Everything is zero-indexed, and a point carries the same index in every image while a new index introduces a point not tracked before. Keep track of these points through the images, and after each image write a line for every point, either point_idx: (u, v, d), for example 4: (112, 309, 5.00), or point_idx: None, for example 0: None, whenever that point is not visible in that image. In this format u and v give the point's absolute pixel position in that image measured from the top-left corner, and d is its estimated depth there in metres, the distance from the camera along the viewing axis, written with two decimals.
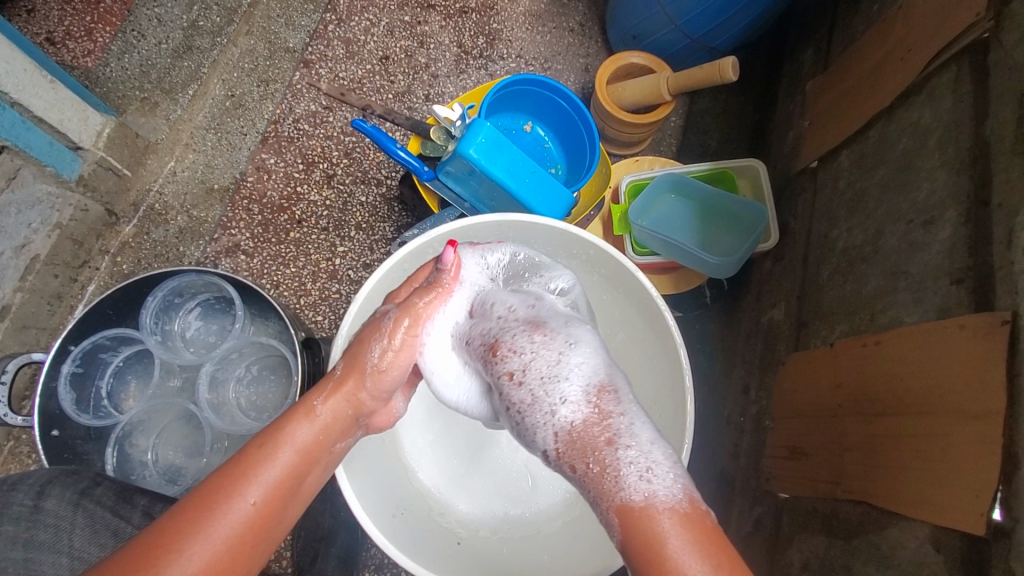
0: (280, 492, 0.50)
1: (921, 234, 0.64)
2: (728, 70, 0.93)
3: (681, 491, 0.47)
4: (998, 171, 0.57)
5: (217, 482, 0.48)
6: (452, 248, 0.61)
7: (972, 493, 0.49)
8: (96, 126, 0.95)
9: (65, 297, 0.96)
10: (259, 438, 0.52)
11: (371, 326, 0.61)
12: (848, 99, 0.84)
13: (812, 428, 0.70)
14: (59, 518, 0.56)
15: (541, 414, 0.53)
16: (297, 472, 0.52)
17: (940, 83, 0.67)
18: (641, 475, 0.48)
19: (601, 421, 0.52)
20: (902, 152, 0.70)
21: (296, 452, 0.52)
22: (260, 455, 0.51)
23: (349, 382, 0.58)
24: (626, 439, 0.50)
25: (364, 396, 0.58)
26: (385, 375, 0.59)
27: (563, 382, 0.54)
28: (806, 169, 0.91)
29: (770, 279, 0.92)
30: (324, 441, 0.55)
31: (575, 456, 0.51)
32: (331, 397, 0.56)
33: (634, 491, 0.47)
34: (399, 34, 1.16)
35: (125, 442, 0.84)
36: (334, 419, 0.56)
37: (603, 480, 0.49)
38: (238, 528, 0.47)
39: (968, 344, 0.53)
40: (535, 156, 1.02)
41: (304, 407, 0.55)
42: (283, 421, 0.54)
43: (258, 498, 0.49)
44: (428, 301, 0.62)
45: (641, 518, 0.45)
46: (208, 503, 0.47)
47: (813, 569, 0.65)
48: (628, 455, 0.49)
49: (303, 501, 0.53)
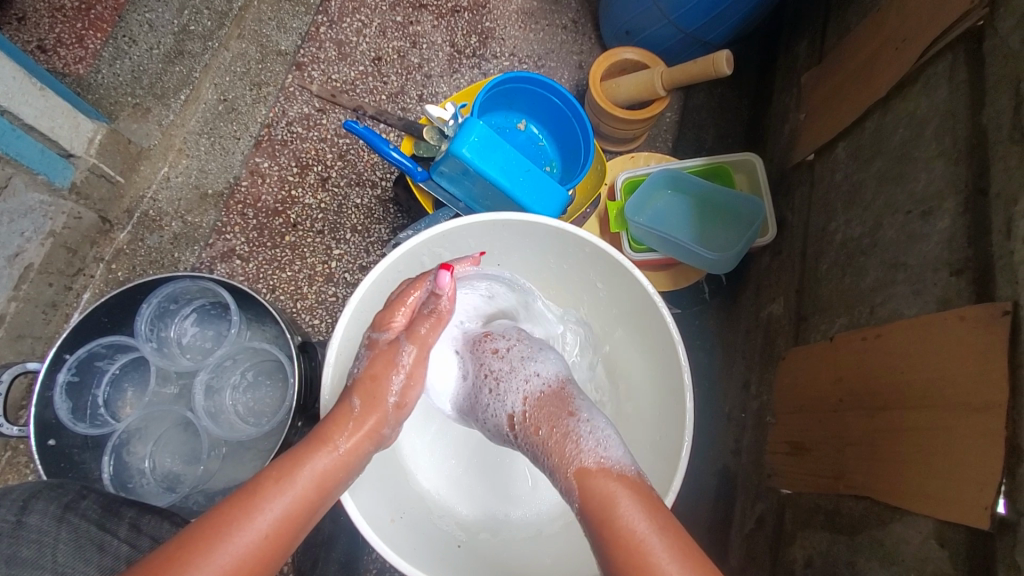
0: (291, 526, 0.50)
1: (919, 225, 0.64)
2: (721, 63, 0.91)
3: (630, 466, 0.54)
4: (996, 160, 0.56)
5: (230, 512, 0.48)
6: (447, 274, 0.59)
7: (976, 487, 0.49)
8: (87, 133, 0.95)
9: (61, 306, 0.96)
10: (277, 466, 0.52)
11: (381, 357, 0.60)
12: (843, 90, 0.83)
13: (814, 423, 0.69)
14: (42, 533, 0.56)
15: (515, 382, 0.64)
16: (312, 505, 0.52)
17: (936, 72, 0.66)
18: (598, 444, 0.56)
19: (564, 400, 0.61)
20: (899, 143, 0.70)
21: (314, 486, 0.52)
22: (277, 488, 0.51)
23: (370, 420, 0.57)
24: (585, 415, 0.59)
25: (386, 431, 0.59)
26: (403, 407, 0.61)
27: (539, 367, 0.65)
28: (803, 162, 0.90)
29: (768, 274, 0.91)
30: (341, 476, 0.55)
31: (539, 423, 0.60)
32: (354, 436, 0.56)
33: (587, 457, 0.55)
34: (391, 34, 1.15)
35: (122, 450, 0.83)
36: (354, 455, 0.56)
37: (561, 443, 0.57)
38: (248, 560, 0.48)
39: (968, 336, 0.53)
40: (529, 153, 1.01)
41: (326, 441, 0.55)
42: (303, 451, 0.54)
43: (270, 529, 0.49)
44: (430, 329, 0.61)
45: (594, 477, 0.52)
46: (219, 532, 0.47)
47: (817, 565, 0.65)
48: (584, 426, 0.58)
49: (311, 530, 0.53)
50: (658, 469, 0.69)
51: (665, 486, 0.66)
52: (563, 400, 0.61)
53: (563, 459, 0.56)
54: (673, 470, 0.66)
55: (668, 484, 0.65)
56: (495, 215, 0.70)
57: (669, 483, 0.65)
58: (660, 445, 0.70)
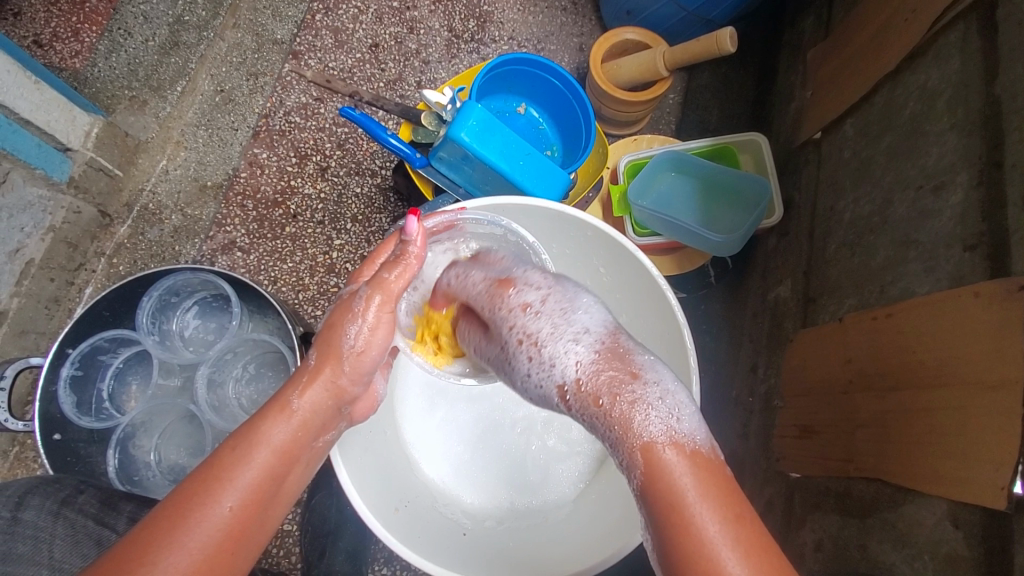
0: (257, 495, 0.50)
1: (931, 201, 0.62)
2: (726, 41, 0.90)
3: (705, 441, 0.47)
4: (1011, 131, 0.54)
5: (193, 488, 0.48)
6: (414, 217, 0.57)
7: (992, 467, 0.47)
8: (84, 126, 0.94)
9: (63, 301, 0.96)
10: (234, 437, 0.52)
11: (343, 305, 0.58)
12: (851, 65, 0.81)
13: (823, 406, 0.68)
14: (38, 529, 0.57)
15: (563, 344, 0.51)
16: (274, 473, 0.51)
17: (948, 42, 0.64)
18: (670, 414, 0.47)
19: (622, 356, 0.50)
20: (909, 117, 0.68)
21: (273, 452, 0.52)
22: (234, 456, 0.50)
23: (326, 369, 0.56)
24: (650, 375, 0.49)
25: (344, 382, 0.56)
26: (364, 356, 0.57)
27: (582, 315, 0.52)
28: (810, 141, 0.88)
29: (776, 256, 0.89)
30: (303, 438, 0.54)
31: (597, 389, 0.49)
32: (307, 390, 0.55)
33: (659, 432, 0.46)
34: (388, 20, 1.13)
35: (128, 443, 0.83)
36: (312, 414, 0.55)
37: (629, 413, 0.47)
38: (216, 534, 0.47)
39: (983, 313, 0.51)
40: (530, 138, 1.00)
41: (279, 404, 0.54)
42: (258, 419, 0.53)
43: (234, 503, 0.49)
44: (396, 276, 0.57)
45: (666, 461, 0.44)
46: (183, 510, 0.47)
47: (827, 549, 0.64)
48: (653, 391, 0.48)
49: (284, 501, 0.53)
50: None
51: None
52: (620, 355, 0.50)
53: (627, 433, 0.47)
54: None
55: None
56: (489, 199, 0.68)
57: None
58: None
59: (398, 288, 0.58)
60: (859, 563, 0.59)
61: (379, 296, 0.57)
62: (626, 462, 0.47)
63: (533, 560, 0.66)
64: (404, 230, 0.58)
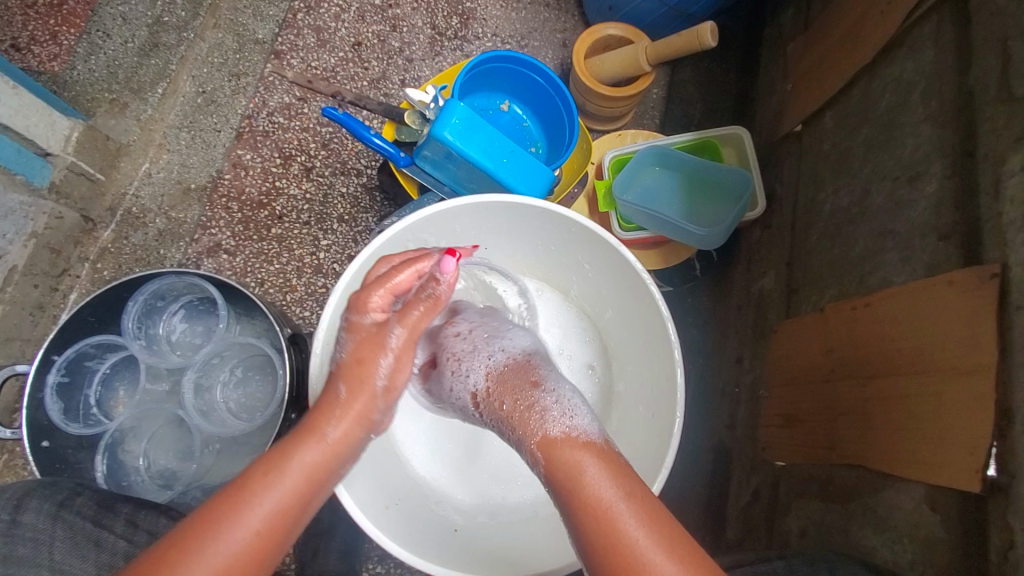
0: (283, 521, 0.50)
1: (907, 191, 0.63)
2: (707, 36, 0.91)
3: (598, 432, 0.55)
4: (983, 122, 0.56)
5: (221, 508, 0.48)
6: (453, 258, 0.58)
7: (967, 451, 0.49)
8: (64, 131, 0.93)
9: (48, 308, 0.95)
10: (266, 457, 0.52)
11: (369, 339, 0.58)
12: (829, 58, 0.82)
13: (805, 395, 0.69)
14: (37, 533, 0.57)
15: (478, 359, 0.65)
16: (303, 499, 0.52)
17: (922, 34, 0.65)
18: (565, 413, 0.56)
19: (529, 370, 0.62)
20: (886, 108, 0.69)
21: (303, 478, 0.52)
22: (265, 480, 0.50)
23: (357, 403, 0.56)
24: (550, 386, 0.59)
25: (374, 414, 0.58)
26: (393, 388, 0.59)
27: (505, 340, 0.67)
28: (791, 134, 0.89)
29: (759, 248, 0.91)
30: (332, 466, 0.54)
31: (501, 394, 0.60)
32: (343, 422, 0.55)
33: (557, 429, 0.55)
34: (370, 18, 1.12)
35: (117, 449, 0.83)
36: (345, 444, 0.55)
37: (528, 417, 0.56)
38: (242, 556, 0.48)
39: (956, 301, 0.52)
40: (514, 135, 1.00)
41: (315, 433, 0.54)
42: (292, 443, 0.53)
43: (261, 525, 0.49)
44: (424, 313, 0.59)
45: (559, 453, 0.52)
46: (210, 531, 0.47)
47: (811, 535, 0.65)
48: (550, 395, 0.58)
49: (306, 524, 0.53)
50: (651, 444, 0.69)
51: (658, 462, 0.67)
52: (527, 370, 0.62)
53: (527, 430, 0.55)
54: (665, 444, 0.66)
55: (662, 458, 0.66)
56: (494, 201, 0.69)
57: (661, 460, 0.65)
58: (653, 423, 0.70)
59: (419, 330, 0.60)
60: (842, 549, 0.61)
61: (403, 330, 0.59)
62: (530, 456, 0.55)
63: (519, 556, 0.66)
64: (439, 268, 0.58)
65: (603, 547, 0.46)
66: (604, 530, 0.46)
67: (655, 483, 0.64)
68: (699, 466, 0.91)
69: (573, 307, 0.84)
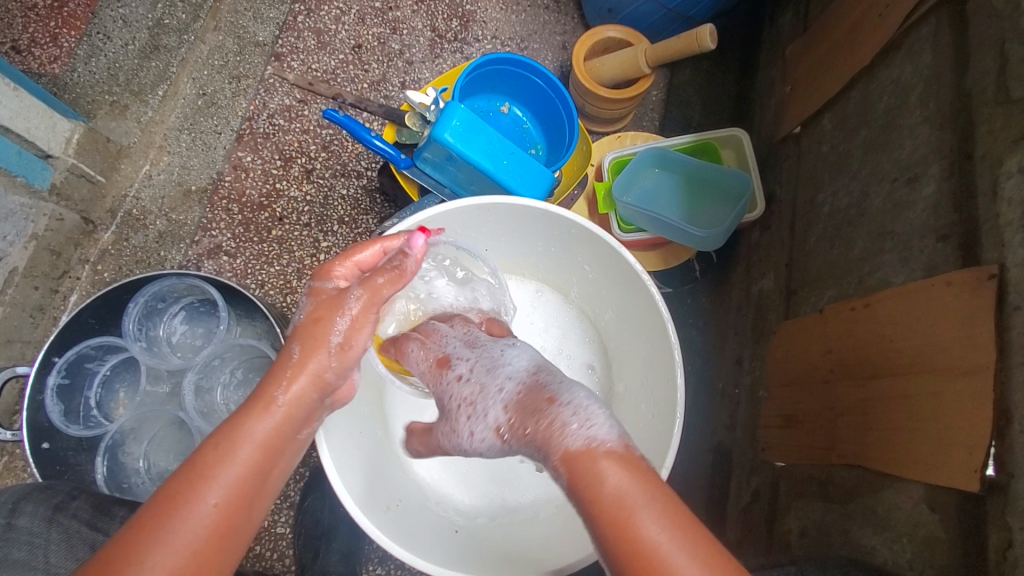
0: (244, 493, 0.49)
1: (905, 193, 0.63)
2: (705, 38, 0.91)
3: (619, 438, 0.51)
4: (980, 123, 0.56)
5: (176, 487, 0.48)
6: (423, 234, 0.60)
7: (965, 451, 0.49)
8: (64, 133, 0.93)
9: (48, 309, 0.95)
10: (215, 435, 0.51)
11: (330, 300, 0.58)
12: (827, 61, 0.83)
13: (805, 396, 0.70)
14: (33, 534, 0.58)
15: (490, 398, 0.59)
16: (261, 468, 0.51)
17: (920, 37, 0.65)
18: (582, 424, 0.51)
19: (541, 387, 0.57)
20: (884, 110, 0.69)
21: (258, 447, 0.51)
22: (217, 455, 0.50)
23: (311, 363, 0.55)
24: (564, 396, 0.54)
25: (329, 375, 0.56)
26: (350, 352, 0.57)
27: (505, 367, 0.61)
28: (789, 136, 0.89)
29: (758, 250, 0.91)
30: (287, 431, 0.53)
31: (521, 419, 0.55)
32: (292, 384, 0.54)
33: (577, 440, 0.50)
34: (370, 21, 1.13)
35: (117, 450, 0.82)
36: (297, 406, 0.54)
37: (546, 423, 0.52)
38: (205, 531, 0.47)
39: (954, 302, 0.53)
40: (514, 137, 1.01)
41: (264, 398, 0.53)
42: (241, 414, 0.52)
43: (219, 499, 0.48)
44: (388, 282, 0.58)
45: (583, 462, 0.48)
46: (170, 511, 0.47)
47: (811, 536, 0.65)
48: (565, 409, 0.53)
49: (271, 492, 0.52)
50: (652, 445, 0.69)
51: (658, 462, 0.67)
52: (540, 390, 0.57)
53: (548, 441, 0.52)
54: (666, 444, 0.66)
55: (662, 458, 0.66)
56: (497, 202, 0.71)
57: (662, 460, 0.66)
58: (653, 423, 0.70)
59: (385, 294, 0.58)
60: (842, 549, 0.61)
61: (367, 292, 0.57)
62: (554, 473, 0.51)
63: (519, 556, 0.66)
64: (409, 243, 0.60)
65: (631, 556, 0.43)
66: (632, 537, 0.44)
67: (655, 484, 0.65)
68: (699, 467, 0.91)
69: (574, 308, 0.84)
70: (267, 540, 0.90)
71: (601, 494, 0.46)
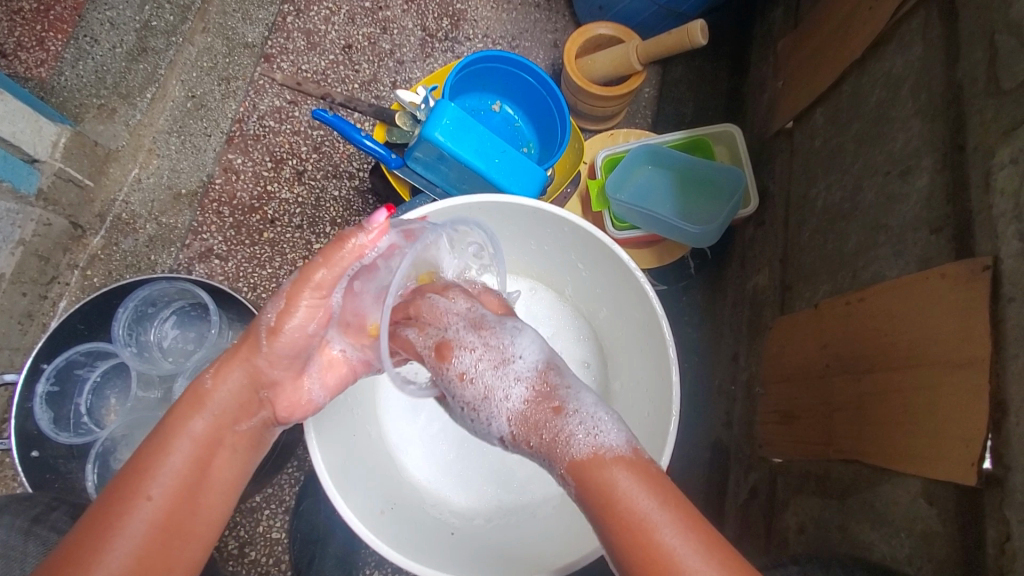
0: (180, 485, 0.53)
1: (898, 186, 0.63)
2: (697, 34, 0.91)
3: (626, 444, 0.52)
4: (972, 115, 0.56)
5: (117, 489, 0.51)
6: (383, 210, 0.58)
7: (962, 444, 0.49)
8: (51, 137, 0.92)
9: (37, 315, 0.94)
10: (150, 437, 0.55)
11: (300, 277, 0.59)
12: (818, 55, 0.82)
13: (801, 391, 0.69)
14: (9, 547, 0.57)
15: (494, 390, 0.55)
16: (199, 461, 0.55)
17: (910, 29, 0.65)
18: (589, 431, 0.52)
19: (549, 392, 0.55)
20: (876, 104, 0.69)
21: (193, 442, 0.55)
22: (153, 452, 0.53)
23: (241, 352, 0.59)
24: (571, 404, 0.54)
25: (260, 366, 0.59)
26: (280, 341, 0.59)
27: (515, 362, 0.56)
28: (783, 131, 0.89)
29: (753, 245, 0.90)
30: (220, 426, 0.57)
31: (528, 432, 0.54)
32: (221, 374, 0.58)
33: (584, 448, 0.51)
34: (360, 21, 1.12)
35: (109, 458, 0.80)
36: (227, 397, 0.58)
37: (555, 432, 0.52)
38: (144, 527, 0.50)
39: (948, 294, 0.52)
40: (506, 135, 1.00)
41: (196, 391, 0.57)
42: (177, 411, 0.56)
43: (156, 494, 0.52)
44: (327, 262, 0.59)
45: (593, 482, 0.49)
46: (110, 512, 0.50)
47: (810, 532, 0.65)
48: (572, 419, 0.53)
49: (217, 486, 0.55)
50: (647, 442, 0.69)
51: (654, 460, 0.66)
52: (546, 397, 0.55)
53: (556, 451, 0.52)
54: (662, 442, 0.66)
55: (658, 456, 0.65)
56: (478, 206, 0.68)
57: (659, 458, 0.65)
58: (649, 421, 0.70)
59: (331, 284, 0.59)
60: (841, 545, 0.60)
61: (333, 267, 0.59)
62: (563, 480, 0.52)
63: (517, 555, 0.66)
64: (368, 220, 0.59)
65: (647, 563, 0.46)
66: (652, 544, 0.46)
67: None
68: (697, 464, 0.91)
69: (569, 306, 0.83)
70: (263, 545, 0.89)
71: (621, 505, 0.47)
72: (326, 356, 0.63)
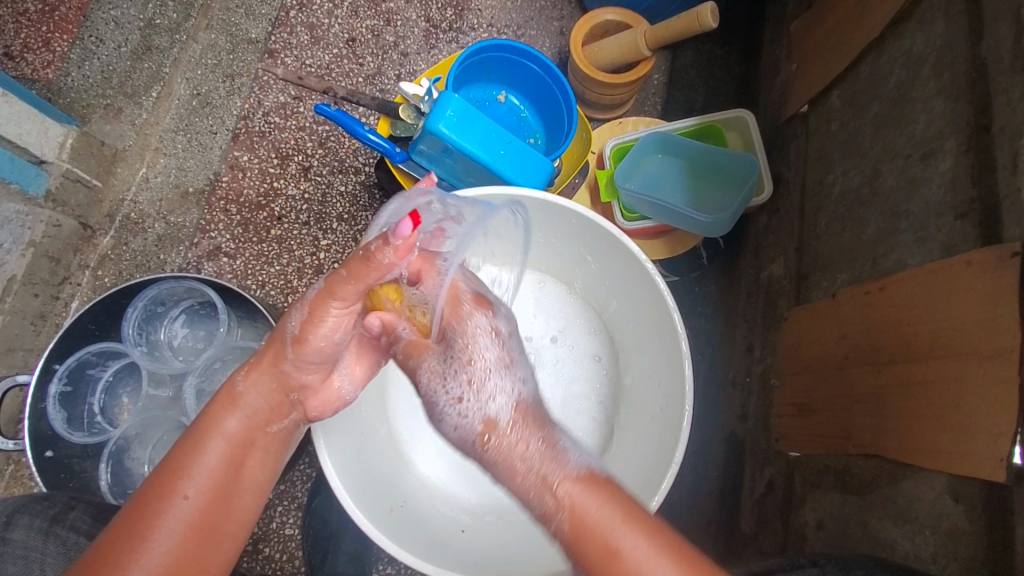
0: (215, 486, 0.54)
1: (920, 169, 0.61)
2: (707, 16, 0.88)
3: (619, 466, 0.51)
4: (998, 93, 0.53)
5: (153, 488, 0.52)
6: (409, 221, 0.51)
7: (991, 439, 0.47)
8: (57, 138, 0.92)
9: (49, 316, 0.95)
10: (185, 438, 0.56)
11: (326, 288, 0.56)
12: (834, 35, 0.79)
13: (819, 384, 0.67)
14: (29, 548, 0.57)
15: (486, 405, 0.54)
16: (233, 459, 0.56)
17: (931, 6, 0.62)
18: (580, 457, 0.51)
19: (541, 418, 0.54)
20: (896, 84, 0.66)
21: (228, 441, 0.56)
22: (188, 451, 0.54)
23: (267, 353, 0.59)
24: (564, 428, 0.53)
25: (286, 367, 0.59)
26: (304, 347, 0.58)
27: (507, 381, 0.55)
28: (797, 115, 0.86)
29: (768, 234, 0.88)
30: (252, 427, 0.57)
31: (517, 462, 0.52)
32: (251, 374, 0.58)
33: (570, 473, 0.50)
34: (364, 13, 1.11)
35: (123, 455, 0.82)
36: (255, 395, 0.58)
37: (547, 457, 0.51)
38: (179, 525, 0.51)
39: (976, 282, 0.50)
40: (512, 126, 0.98)
41: (227, 390, 0.58)
42: (210, 412, 0.57)
43: (191, 493, 0.53)
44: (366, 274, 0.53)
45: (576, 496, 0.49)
46: (145, 510, 0.51)
47: (829, 528, 0.63)
48: (562, 445, 0.52)
49: (250, 486, 0.56)
50: (660, 435, 0.68)
51: (668, 454, 0.65)
52: (537, 418, 0.54)
53: (544, 479, 0.50)
54: (674, 438, 0.64)
55: (672, 451, 0.64)
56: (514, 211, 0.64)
57: (673, 452, 0.64)
58: (662, 415, 0.68)
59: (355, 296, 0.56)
60: (862, 541, 0.59)
61: (359, 283, 0.55)
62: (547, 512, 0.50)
63: (528, 552, 0.65)
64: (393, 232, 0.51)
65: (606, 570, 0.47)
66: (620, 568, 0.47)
67: (665, 479, 0.63)
68: (711, 458, 0.89)
69: (578, 299, 0.82)
70: (276, 542, 0.89)
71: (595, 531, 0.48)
72: (354, 352, 0.63)
